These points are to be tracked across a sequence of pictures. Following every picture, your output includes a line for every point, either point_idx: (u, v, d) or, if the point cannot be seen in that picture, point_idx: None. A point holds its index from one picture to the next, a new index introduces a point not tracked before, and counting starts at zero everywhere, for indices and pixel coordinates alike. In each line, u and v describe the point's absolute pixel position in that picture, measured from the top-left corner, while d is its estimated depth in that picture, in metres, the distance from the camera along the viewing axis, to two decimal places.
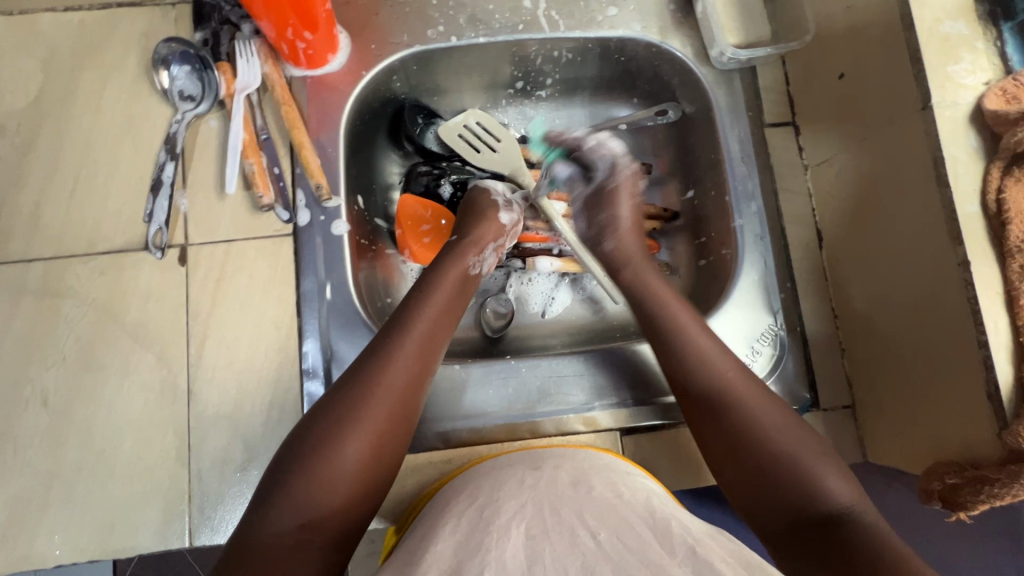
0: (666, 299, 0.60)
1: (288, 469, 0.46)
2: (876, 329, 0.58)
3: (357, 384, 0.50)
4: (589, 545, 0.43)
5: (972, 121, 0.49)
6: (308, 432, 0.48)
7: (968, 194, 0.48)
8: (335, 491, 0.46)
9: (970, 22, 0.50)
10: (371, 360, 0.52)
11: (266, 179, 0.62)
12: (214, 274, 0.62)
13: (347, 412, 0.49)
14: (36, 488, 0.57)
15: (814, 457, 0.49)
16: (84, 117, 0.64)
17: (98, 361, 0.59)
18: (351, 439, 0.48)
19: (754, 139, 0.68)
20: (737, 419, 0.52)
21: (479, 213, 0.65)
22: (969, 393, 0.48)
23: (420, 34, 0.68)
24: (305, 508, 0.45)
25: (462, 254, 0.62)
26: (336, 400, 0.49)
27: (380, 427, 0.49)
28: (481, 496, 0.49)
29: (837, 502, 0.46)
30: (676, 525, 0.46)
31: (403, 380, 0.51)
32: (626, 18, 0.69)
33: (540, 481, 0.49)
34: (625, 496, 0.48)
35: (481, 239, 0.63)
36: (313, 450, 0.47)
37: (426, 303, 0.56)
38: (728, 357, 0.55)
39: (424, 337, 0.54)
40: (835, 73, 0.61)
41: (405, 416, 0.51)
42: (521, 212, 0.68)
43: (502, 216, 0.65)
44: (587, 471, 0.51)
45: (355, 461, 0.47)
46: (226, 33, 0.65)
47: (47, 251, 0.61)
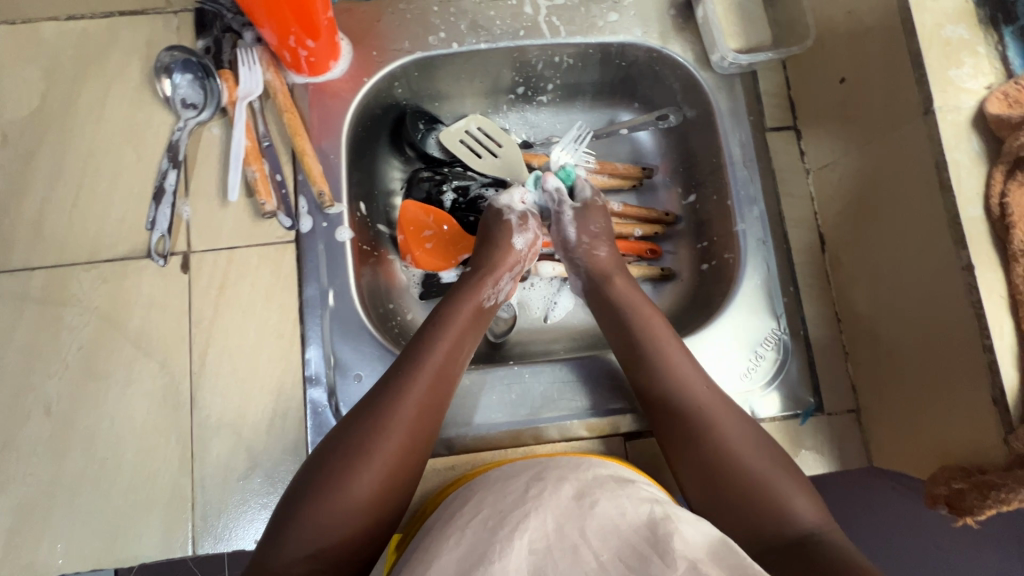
0: (643, 309, 0.60)
1: (305, 494, 0.47)
2: (880, 334, 0.58)
3: (375, 413, 0.50)
4: (591, 565, 0.43)
5: (975, 124, 0.49)
6: (327, 457, 0.48)
7: (971, 198, 0.48)
8: (352, 518, 0.46)
9: (971, 26, 0.50)
10: (391, 384, 0.52)
11: (268, 185, 0.62)
12: (216, 281, 0.61)
13: (364, 440, 0.49)
14: (38, 497, 0.57)
15: (779, 478, 0.50)
16: (87, 125, 0.64)
17: (101, 370, 0.59)
18: (370, 466, 0.48)
19: (756, 143, 0.68)
20: (708, 444, 0.52)
21: (500, 237, 0.65)
22: (974, 397, 0.48)
23: (421, 40, 0.68)
24: (319, 535, 0.45)
25: (482, 284, 0.62)
26: (354, 427, 0.50)
27: (399, 455, 0.49)
28: (485, 507, 0.49)
29: (805, 524, 0.47)
30: (679, 536, 0.44)
31: (420, 407, 0.52)
32: (626, 24, 0.69)
33: (542, 494, 0.49)
34: (628, 513, 0.47)
35: (503, 268, 0.64)
36: (331, 477, 0.47)
37: (444, 330, 0.57)
38: (703, 384, 0.55)
39: (444, 361, 0.55)
40: (836, 77, 0.62)
41: (422, 444, 0.51)
42: (535, 232, 0.67)
43: (516, 243, 0.65)
44: (592, 484, 0.50)
45: (372, 487, 0.48)
46: (228, 42, 0.65)
47: (49, 259, 0.61)
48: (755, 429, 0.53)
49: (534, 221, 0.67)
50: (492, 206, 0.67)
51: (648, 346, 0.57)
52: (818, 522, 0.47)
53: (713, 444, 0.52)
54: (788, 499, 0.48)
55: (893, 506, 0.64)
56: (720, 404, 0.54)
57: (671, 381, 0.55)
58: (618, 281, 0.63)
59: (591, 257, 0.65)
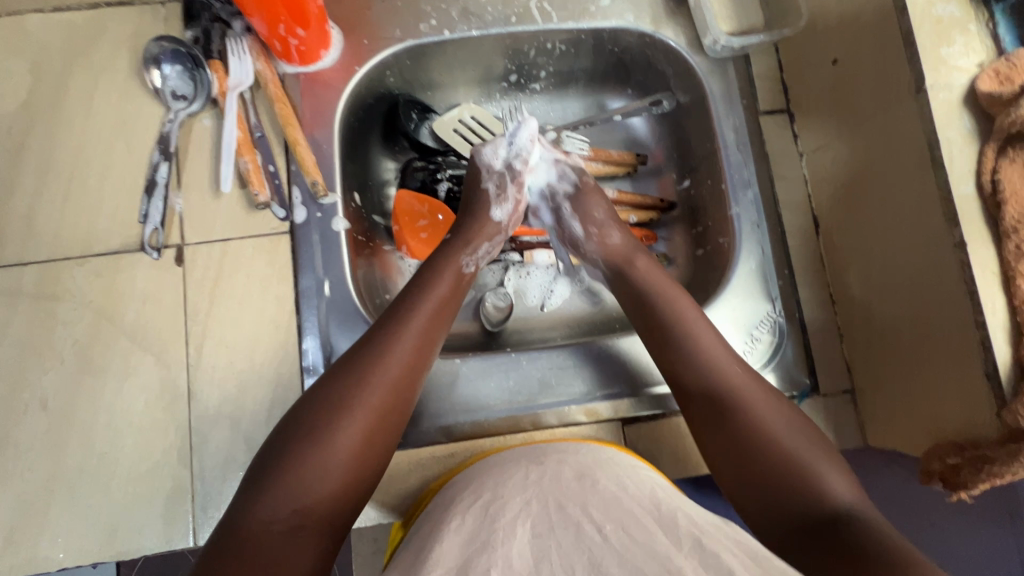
0: (664, 287, 0.60)
1: (287, 449, 0.47)
2: (874, 314, 0.59)
3: (357, 369, 0.50)
4: (596, 540, 0.43)
5: (966, 103, 0.49)
6: (306, 414, 0.48)
7: (963, 176, 0.48)
8: (330, 478, 0.46)
9: (961, 5, 0.50)
10: (373, 343, 0.52)
11: (261, 176, 0.62)
12: (211, 274, 0.61)
13: (349, 394, 0.49)
14: (38, 492, 0.57)
15: (808, 452, 0.49)
16: (76, 118, 0.63)
17: (97, 364, 0.59)
18: (349, 424, 0.48)
19: (749, 128, 0.68)
20: (739, 417, 0.51)
21: (476, 198, 0.66)
22: (968, 374, 0.48)
23: (412, 28, 0.67)
24: (300, 490, 0.45)
25: (462, 253, 0.62)
26: (335, 384, 0.50)
27: (378, 411, 0.49)
28: (485, 494, 0.49)
29: (840, 502, 0.45)
30: (683, 516, 0.46)
31: (402, 365, 0.52)
32: (618, 9, 0.69)
33: (543, 477, 0.49)
34: (630, 489, 0.48)
35: (481, 237, 0.64)
36: (315, 432, 0.47)
37: (428, 292, 0.57)
38: (733, 362, 0.54)
39: (426, 323, 0.55)
40: (828, 59, 0.62)
41: (402, 401, 0.51)
42: (514, 198, 0.67)
43: (493, 215, 0.66)
44: (591, 466, 0.51)
45: (350, 444, 0.47)
46: (216, 31, 0.64)
47: (41, 254, 0.61)
48: (789, 417, 0.51)
49: (513, 188, 0.67)
50: (474, 158, 0.67)
51: (671, 324, 0.57)
52: (852, 499, 0.46)
53: (747, 426, 0.51)
54: (821, 478, 0.47)
55: (889, 485, 0.64)
56: (750, 390, 0.52)
57: (700, 359, 0.54)
58: (637, 259, 0.63)
59: (607, 224, 0.66)
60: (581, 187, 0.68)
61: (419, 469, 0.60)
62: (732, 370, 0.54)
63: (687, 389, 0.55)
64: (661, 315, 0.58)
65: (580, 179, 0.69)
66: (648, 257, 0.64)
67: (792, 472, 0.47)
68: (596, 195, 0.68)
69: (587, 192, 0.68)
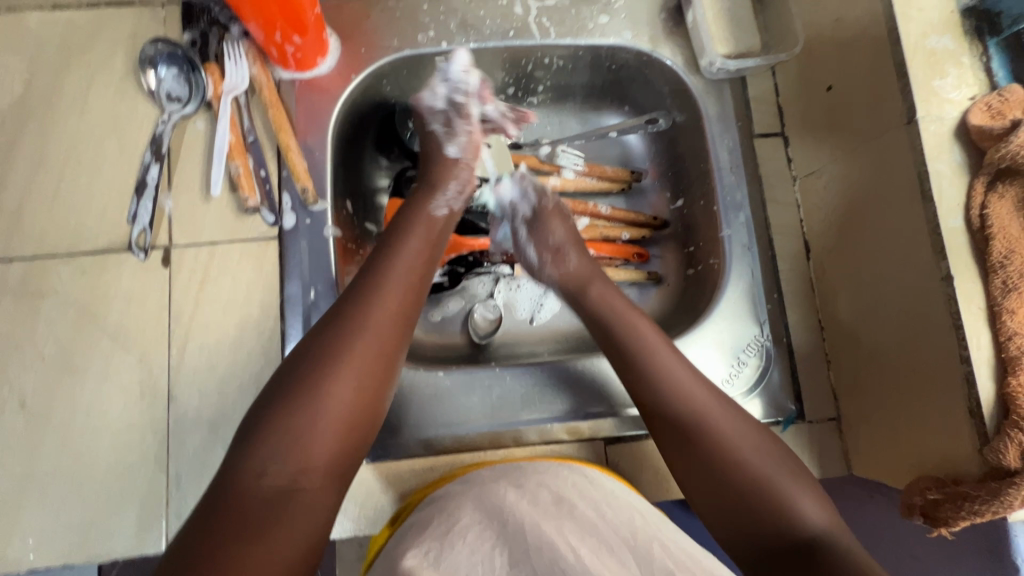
0: (625, 309, 0.59)
1: (274, 404, 0.45)
2: (861, 343, 0.58)
3: (343, 320, 0.49)
4: (569, 561, 0.44)
5: (957, 136, 0.49)
6: (294, 369, 0.47)
7: (952, 209, 0.48)
8: (322, 434, 0.45)
9: (955, 37, 0.50)
10: (355, 294, 0.51)
11: (252, 181, 0.62)
12: (197, 276, 0.61)
13: (330, 351, 0.47)
14: (11, 489, 0.56)
15: (773, 468, 0.48)
16: (69, 116, 0.63)
17: (78, 363, 0.59)
18: (341, 374, 0.47)
19: (743, 149, 0.68)
20: (701, 437, 0.50)
21: (436, 158, 0.64)
22: (952, 411, 0.48)
23: (410, 39, 0.68)
24: (289, 443, 0.44)
25: (432, 197, 0.60)
26: (322, 336, 0.48)
27: (367, 365, 0.48)
28: (465, 517, 0.48)
29: (811, 522, 0.45)
30: (659, 546, 0.45)
31: (390, 320, 0.50)
32: (617, 26, 0.69)
33: (523, 499, 0.48)
34: (608, 515, 0.47)
35: (448, 178, 0.62)
36: (298, 391, 0.46)
37: (406, 244, 0.55)
38: (693, 379, 0.53)
39: (407, 278, 0.53)
40: (823, 85, 0.62)
41: (389, 357, 0.50)
42: (467, 130, 0.65)
43: (449, 152, 0.64)
44: (570, 487, 0.50)
45: (342, 400, 0.46)
46: (214, 35, 0.64)
47: (28, 250, 0.60)
48: (754, 430, 0.51)
49: (462, 123, 0.65)
50: (416, 104, 0.66)
51: (639, 353, 0.55)
52: (819, 515, 0.45)
53: (713, 444, 0.50)
54: (792, 496, 0.46)
55: (871, 514, 0.64)
56: (714, 407, 0.52)
57: (658, 374, 0.53)
58: (596, 284, 0.61)
59: (563, 238, 0.65)
60: (537, 209, 0.68)
61: (397, 483, 0.59)
62: (694, 386, 0.53)
63: (650, 409, 0.53)
64: (625, 332, 0.57)
65: (538, 200, 0.68)
66: (608, 280, 0.63)
67: (762, 493, 0.47)
68: (554, 217, 0.67)
69: (544, 214, 0.67)
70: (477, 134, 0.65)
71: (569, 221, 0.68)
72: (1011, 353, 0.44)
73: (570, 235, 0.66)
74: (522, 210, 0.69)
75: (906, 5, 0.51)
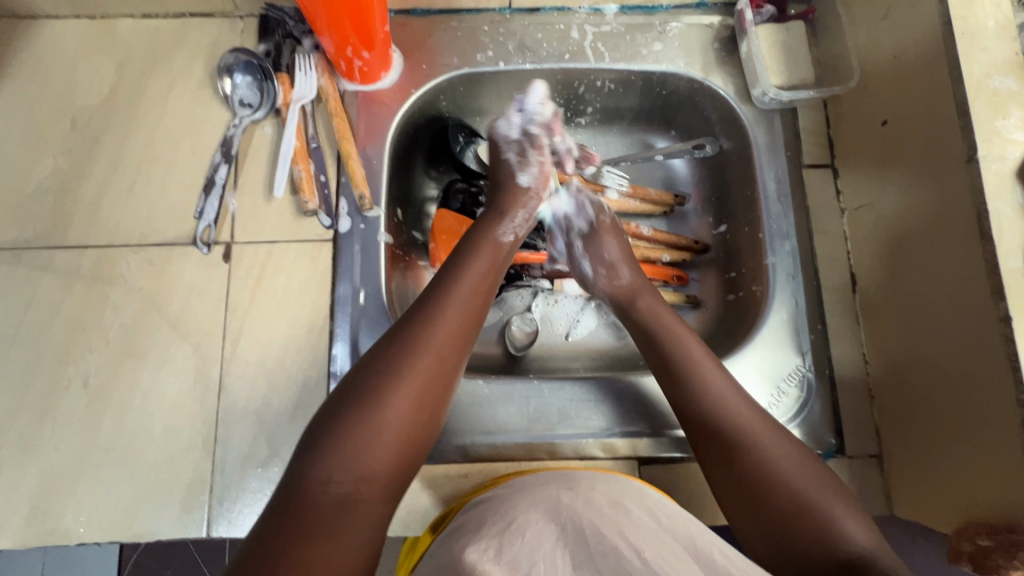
0: (670, 323, 0.59)
1: (339, 414, 0.47)
2: (909, 380, 0.57)
3: (408, 336, 0.50)
4: (635, 564, 0.43)
5: (1019, 177, 0.48)
6: (360, 378, 0.49)
7: (1011, 249, 0.47)
8: (383, 448, 0.46)
9: (1020, 78, 0.50)
10: (420, 311, 0.52)
11: (312, 185, 0.65)
12: (254, 273, 0.64)
13: (394, 361, 0.49)
14: (68, 464, 0.59)
15: (822, 493, 0.47)
16: (149, 116, 0.68)
17: (139, 348, 0.62)
18: (401, 391, 0.48)
19: (791, 179, 0.68)
20: (744, 455, 0.50)
21: (506, 184, 0.66)
22: (1005, 457, 0.47)
23: (469, 57, 0.70)
24: (353, 455, 0.45)
25: (499, 223, 0.62)
26: (388, 352, 0.50)
27: (426, 382, 0.49)
28: (518, 515, 0.48)
29: (858, 547, 0.44)
30: (719, 550, 0.45)
31: (448, 334, 0.52)
32: (670, 54, 0.70)
33: (577, 501, 0.49)
34: (664, 520, 0.48)
35: (517, 206, 0.64)
36: (362, 399, 0.47)
37: (467, 266, 0.57)
38: (739, 398, 0.53)
39: (467, 296, 0.55)
40: (877, 120, 0.62)
41: (447, 372, 0.51)
42: (539, 162, 0.67)
43: (521, 180, 0.66)
44: (622, 494, 0.51)
45: (401, 413, 0.48)
46: (287, 47, 0.68)
47: (102, 239, 0.64)
48: (802, 453, 0.50)
49: (534, 153, 0.67)
50: (491, 133, 0.69)
51: (678, 363, 0.55)
52: (869, 543, 0.44)
53: (758, 463, 0.49)
54: (838, 521, 0.46)
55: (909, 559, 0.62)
56: (761, 429, 0.51)
57: (702, 390, 0.53)
58: (643, 297, 0.62)
59: (618, 253, 0.66)
60: (591, 224, 0.68)
61: (430, 486, 0.60)
62: (739, 405, 0.52)
63: (695, 426, 0.53)
64: (670, 348, 0.57)
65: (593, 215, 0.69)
66: (654, 292, 0.63)
67: (809, 517, 0.46)
68: (608, 232, 0.68)
69: (599, 229, 0.68)
70: (548, 165, 0.68)
71: (622, 238, 0.68)
72: None
73: (628, 253, 0.66)
74: (576, 223, 0.69)
75: (970, 44, 0.51)
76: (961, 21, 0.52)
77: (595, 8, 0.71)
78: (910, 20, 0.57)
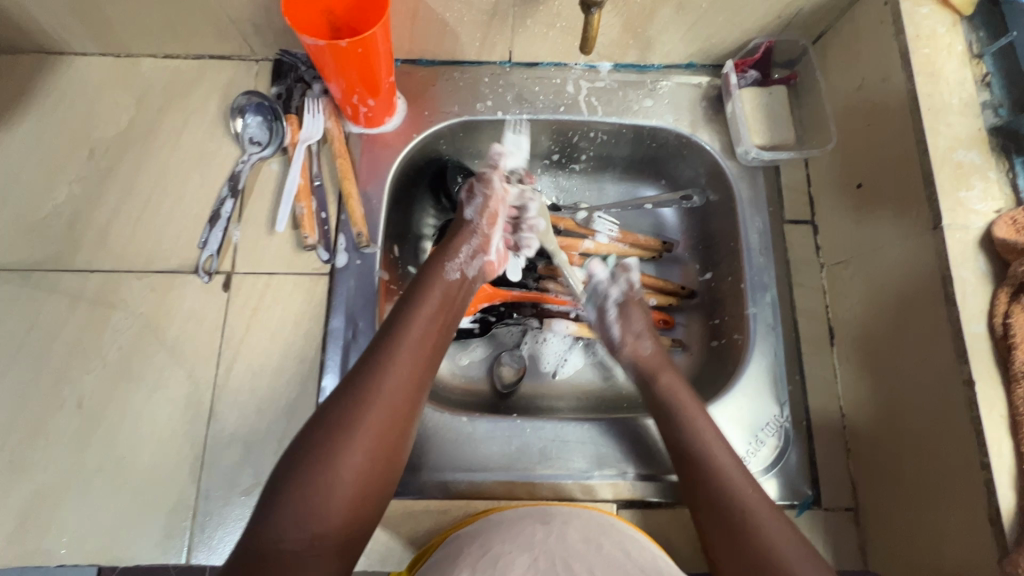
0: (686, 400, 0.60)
1: (294, 469, 0.48)
2: (882, 435, 0.58)
3: (359, 390, 0.52)
4: None
5: (982, 246, 0.51)
6: (312, 435, 0.50)
7: (975, 314, 0.50)
8: (337, 503, 0.48)
9: (982, 153, 0.54)
10: (371, 363, 0.54)
11: (313, 221, 0.68)
12: (251, 303, 0.66)
13: (344, 419, 0.50)
14: (56, 484, 0.60)
15: None
16: (163, 149, 0.71)
17: (135, 372, 0.64)
18: (353, 448, 0.49)
19: (773, 233, 0.70)
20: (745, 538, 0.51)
21: (456, 223, 0.69)
22: (971, 517, 0.48)
23: (469, 106, 0.74)
24: (308, 513, 0.47)
25: (445, 262, 0.64)
26: (337, 408, 0.51)
27: (378, 434, 0.51)
28: (491, 547, 0.49)
29: None
30: None
31: (398, 384, 0.53)
32: (660, 110, 0.74)
33: (550, 535, 0.50)
34: (634, 556, 0.49)
35: (462, 242, 0.66)
36: (315, 458, 0.48)
37: (415, 312, 0.59)
38: (748, 481, 0.54)
39: (416, 346, 0.56)
40: (853, 182, 0.65)
41: (399, 425, 0.53)
42: (485, 194, 0.69)
43: (465, 215, 0.69)
44: (596, 528, 0.52)
45: (355, 470, 0.49)
46: (298, 91, 0.72)
47: (108, 264, 0.67)
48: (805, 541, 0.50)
49: (481, 189, 0.70)
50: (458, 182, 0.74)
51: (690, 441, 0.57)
52: None
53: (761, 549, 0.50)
54: None
55: None
56: (768, 518, 0.51)
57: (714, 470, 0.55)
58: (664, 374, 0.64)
59: (642, 330, 0.68)
60: (621, 300, 0.70)
61: (411, 520, 0.61)
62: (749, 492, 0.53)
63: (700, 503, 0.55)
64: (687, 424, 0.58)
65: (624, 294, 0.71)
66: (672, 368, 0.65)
67: None
68: (636, 310, 0.70)
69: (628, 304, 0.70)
70: (494, 199, 0.69)
71: (647, 312, 0.71)
72: None
73: (651, 329, 0.69)
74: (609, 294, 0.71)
75: (935, 119, 0.55)
76: (927, 97, 0.56)
77: (590, 65, 0.75)
78: (883, 92, 0.61)
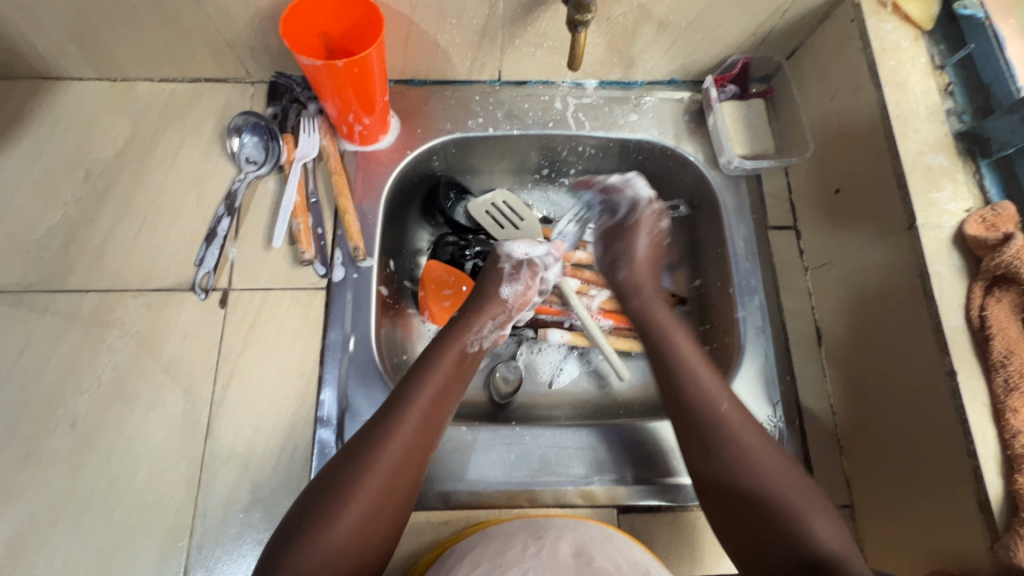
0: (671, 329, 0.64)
1: (295, 528, 0.49)
2: (873, 432, 0.60)
3: (362, 455, 0.52)
4: None
5: (955, 243, 0.54)
6: (317, 496, 0.50)
7: (953, 308, 0.52)
8: (335, 559, 0.48)
9: (950, 156, 0.57)
10: (380, 427, 0.54)
11: (310, 237, 0.69)
12: (248, 319, 0.66)
13: (349, 482, 0.51)
14: (48, 508, 0.59)
15: (804, 500, 0.50)
16: (159, 170, 0.72)
17: (130, 391, 0.63)
18: (351, 509, 0.49)
19: (758, 239, 0.73)
20: (727, 438, 0.54)
21: (488, 290, 0.68)
22: (961, 503, 0.49)
23: (461, 123, 0.77)
24: None
25: (460, 331, 0.64)
26: (341, 470, 0.52)
27: (380, 500, 0.51)
28: (483, 561, 0.48)
29: (825, 548, 0.47)
30: None
31: (405, 449, 0.54)
32: (644, 124, 0.77)
33: (540, 549, 0.49)
34: (625, 569, 0.48)
35: (486, 316, 0.66)
36: (317, 519, 0.49)
37: (428, 376, 0.59)
38: (728, 399, 0.57)
39: (425, 410, 0.56)
40: (831, 188, 0.68)
41: (401, 489, 0.53)
42: (527, 283, 0.70)
43: (502, 292, 0.68)
44: (588, 543, 0.51)
45: (354, 530, 0.49)
46: (293, 111, 0.74)
47: (103, 284, 0.67)
48: (777, 451, 0.54)
49: (527, 272, 0.70)
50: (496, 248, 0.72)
51: (671, 361, 0.60)
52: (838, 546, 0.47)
53: (739, 456, 0.53)
54: (809, 518, 0.48)
55: None
56: (750, 433, 0.54)
57: (695, 385, 0.58)
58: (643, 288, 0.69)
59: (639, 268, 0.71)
60: (630, 218, 0.74)
61: (412, 534, 0.60)
62: (733, 414, 0.55)
63: (684, 420, 0.57)
64: (667, 357, 0.61)
65: (631, 210, 0.74)
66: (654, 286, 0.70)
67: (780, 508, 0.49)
68: (644, 232, 0.73)
69: (633, 227, 0.74)
70: (533, 288, 0.70)
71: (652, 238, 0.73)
72: (1016, 451, 0.46)
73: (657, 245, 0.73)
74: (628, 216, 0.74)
75: (904, 126, 0.59)
76: (896, 106, 0.59)
77: (576, 82, 0.78)
78: (855, 103, 0.64)
